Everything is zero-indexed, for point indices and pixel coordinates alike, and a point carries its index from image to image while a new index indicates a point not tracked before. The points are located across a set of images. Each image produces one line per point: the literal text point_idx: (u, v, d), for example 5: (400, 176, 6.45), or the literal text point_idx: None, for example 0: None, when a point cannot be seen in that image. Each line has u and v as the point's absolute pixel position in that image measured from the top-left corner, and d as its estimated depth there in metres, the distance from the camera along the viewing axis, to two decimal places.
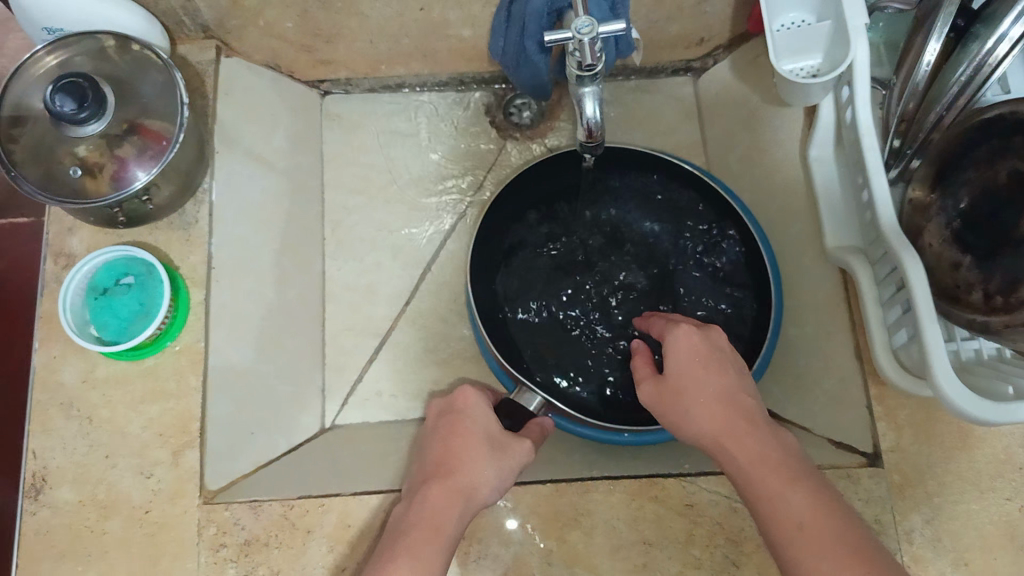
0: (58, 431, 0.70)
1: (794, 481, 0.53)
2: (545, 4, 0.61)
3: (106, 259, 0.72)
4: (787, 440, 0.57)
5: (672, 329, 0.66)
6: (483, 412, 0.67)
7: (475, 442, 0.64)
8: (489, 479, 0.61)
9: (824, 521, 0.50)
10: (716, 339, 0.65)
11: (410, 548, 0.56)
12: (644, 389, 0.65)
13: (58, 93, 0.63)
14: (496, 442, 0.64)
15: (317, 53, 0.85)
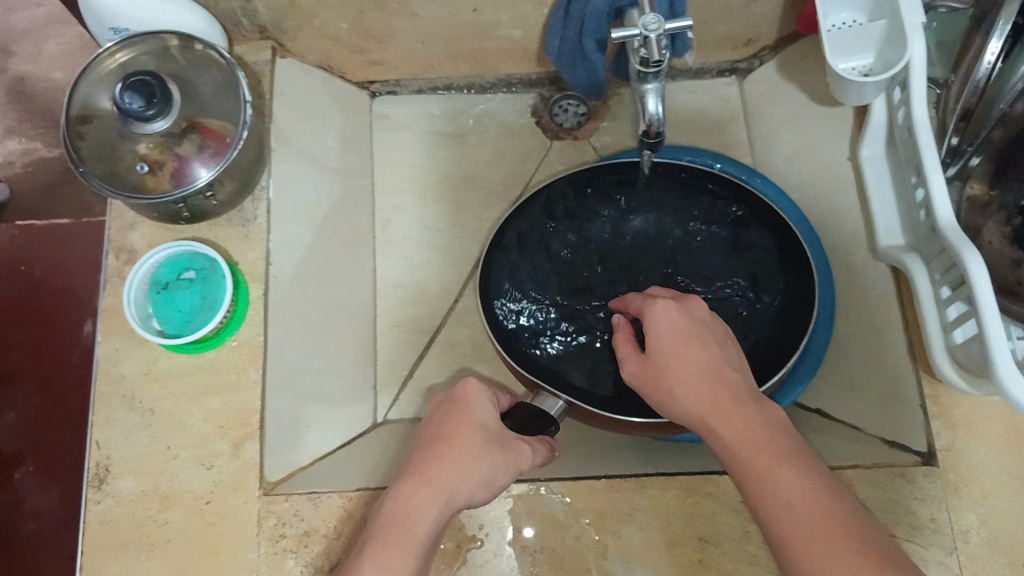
0: (121, 423, 0.71)
1: (784, 459, 0.50)
2: (606, 3, 0.62)
3: (169, 255, 0.74)
4: (777, 415, 0.54)
5: (651, 304, 0.62)
6: (484, 404, 0.61)
7: (471, 435, 0.58)
8: (478, 481, 0.56)
9: (815, 503, 0.47)
10: (695, 311, 0.61)
11: (378, 556, 0.51)
12: (628, 366, 0.62)
13: (127, 91, 0.65)
14: (493, 438, 0.59)
15: (368, 54, 0.86)
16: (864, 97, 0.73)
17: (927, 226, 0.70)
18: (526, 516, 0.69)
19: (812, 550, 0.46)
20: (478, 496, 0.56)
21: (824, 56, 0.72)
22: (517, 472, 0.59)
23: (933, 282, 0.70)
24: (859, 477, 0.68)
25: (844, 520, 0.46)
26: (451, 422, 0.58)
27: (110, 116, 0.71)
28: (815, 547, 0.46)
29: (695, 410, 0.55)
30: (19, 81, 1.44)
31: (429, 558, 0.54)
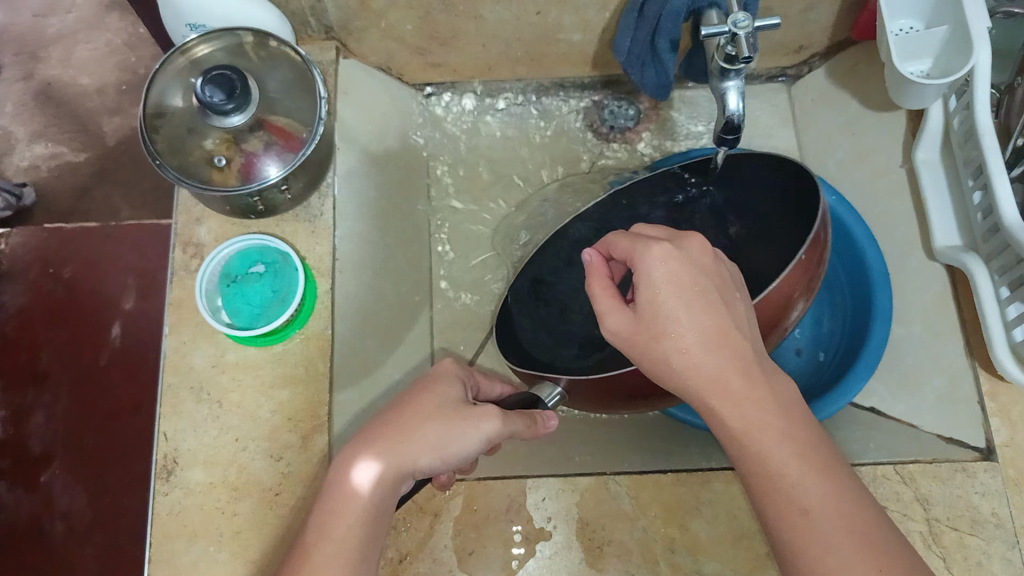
0: (189, 414, 0.71)
1: (803, 457, 0.49)
2: (686, 3, 0.63)
3: (240, 248, 0.75)
4: (785, 391, 0.52)
5: (646, 251, 0.54)
6: (446, 379, 0.61)
7: (420, 408, 0.57)
8: (430, 449, 0.55)
9: (836, 504, 0.48)
10: (697, 256, 0.54)
11: (321, 528, 0.53)
12: (613, 322, 0.55)
13: (208, 85, 0.66)
14: (452, 409, 0.57)
15: (430, 56, 0.88)
16: (924, 102, 0.74)
17: (987, 226, 0.71)
18: (592, 509, 0.69)
19: (824, 558, 0.46)
20: (427, 466, 0.56)
21: (886, 60, 0.74)
22: (486, 440, 0.57)
23: (993, 280, 0.71)
24: (921, 472, 0.69)
25: (862, 524, 0.47)
26: (402, 398, 0.58)
27: (185, 112, 0.72)
28: (824, 556, 0.46)
29: (698, 390, 0.52)
30: (47, 86, 1.45)
31: (384, 524, 0.55)
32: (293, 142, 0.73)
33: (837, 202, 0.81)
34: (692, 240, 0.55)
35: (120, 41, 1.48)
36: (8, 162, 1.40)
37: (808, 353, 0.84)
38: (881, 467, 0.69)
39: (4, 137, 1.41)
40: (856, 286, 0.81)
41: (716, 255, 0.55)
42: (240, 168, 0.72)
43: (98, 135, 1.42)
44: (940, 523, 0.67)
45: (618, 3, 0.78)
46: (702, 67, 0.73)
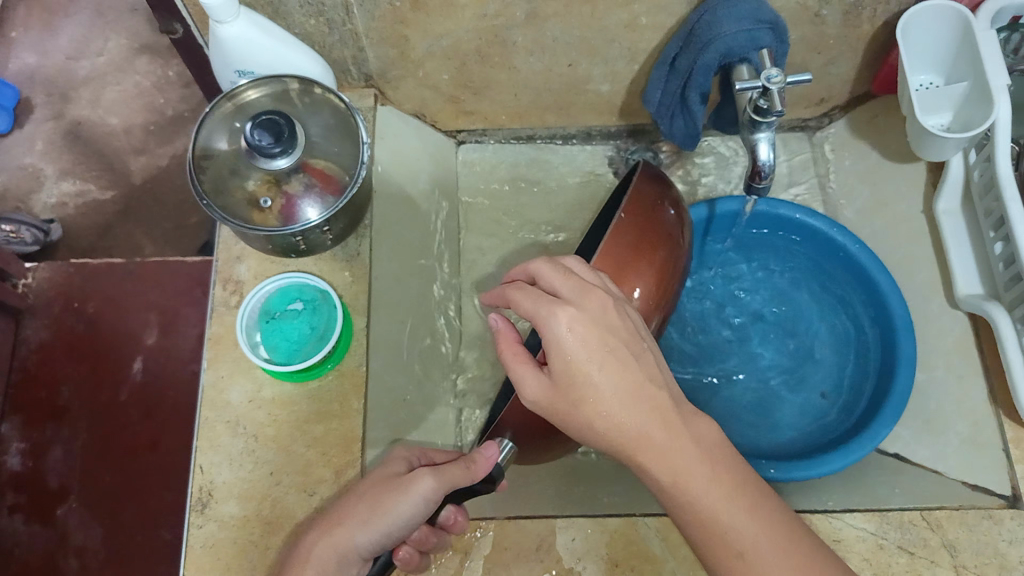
0: (225, 447, 0.73)
1: (732, 497, 0.51)
2: (717, 58, 0.66)
3: (280, 286, 0.77)
4: (705, 429, 0.54)
5: (552, 318, 0.53)
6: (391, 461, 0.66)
7: (358, 492, 0.64)
8: (363, 525, 0.61)
9: (764, 536, 0.50)
10: (601, 313, 0.54)
11: None
12: (527, 387, 0.55)
13: (257, 129, 0.68)
14: (387, 483, 0.64)
15: (462, 104, 0.91)
16: (946, 155, 0.76)
17: (1009, 276, 0.73)
18: (623, 551, 0.70)
19: None
20: (366, 542, 0.61)
21: (908, 112, 0.77)
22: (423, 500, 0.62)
23: (1015, 328, 0.73)
24: (948, 518, 0.69)
25: (793, 545, 0.50)
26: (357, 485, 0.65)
27: (229, 155, 0.75)
28: None
29: (623, 447, 0.53)
30: (77, 125, 1.49)
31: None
32: (333, 185, 0.75)
33: (860, 250, 0.82)
34: (595, 298, 0.54)
35: (149, 83, 1.52)
36: (35, 199, 1.43)
37: (837, 402, 0.83)
38: (907, 512, 0.69)
39: (32, 175, 1.45)
40: (880, 330, 0.82)
41: (620, 306, 0.55)
42: (281, 209, 0.74)
43: (124, 174, 1.45)
44: (967, 569, 0.67)
45: (647, 56, 0.81)
46: (730, 119, 0.75)
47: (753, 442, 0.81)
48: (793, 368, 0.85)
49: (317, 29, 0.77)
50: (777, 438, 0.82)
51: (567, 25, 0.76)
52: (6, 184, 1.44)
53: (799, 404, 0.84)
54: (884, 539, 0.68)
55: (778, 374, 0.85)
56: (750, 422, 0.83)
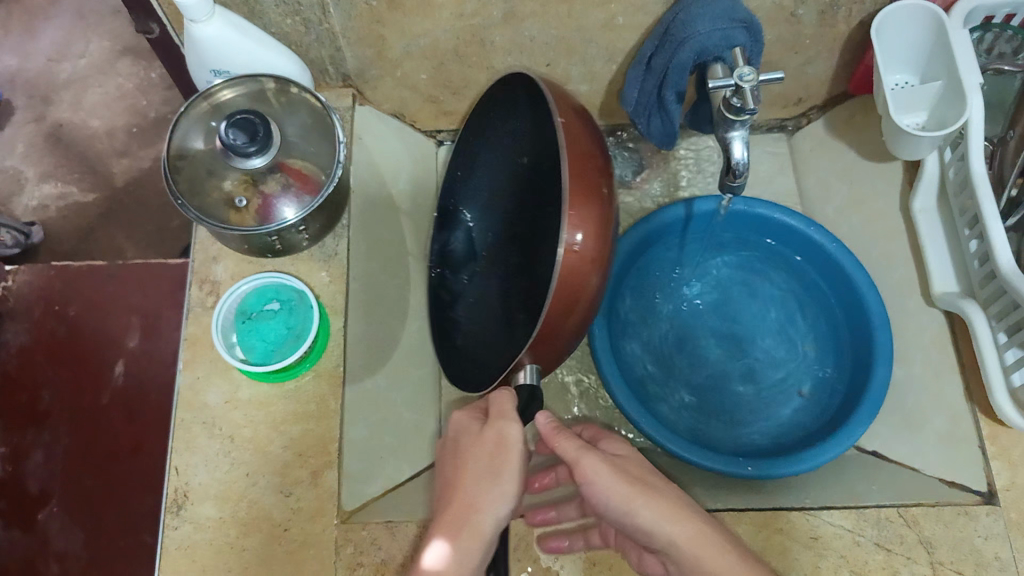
0: (202, 449, 0.72)
1: None
2: (692, 57, 0.66)
3: (256, 286, 0.76)
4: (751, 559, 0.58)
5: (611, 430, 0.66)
6: (465, 430, 0.64)
7: (460, 465, 0.61)
8: (493, 500, 0.58)
9: None
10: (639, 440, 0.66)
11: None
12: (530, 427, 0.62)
13: (232, 129, 0.68)
14: (487, 447, 0.61)
15: (442, 104, 0.91)
16: (921, 154, 0.77)
17: (984, 273, 0.73)
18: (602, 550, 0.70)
19: None
20: (496, 513, 0.58)
21: (884, 112, 0.77)
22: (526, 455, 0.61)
23: (990, 326, 0.73)
24: (924, 516, 0.69)
25: None
26: (454, 464, 0.62)
27: (206, 155, 0.75)
28: None
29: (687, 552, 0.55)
30: (58, 128, 1.48)
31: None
32: (310, 184, 0.75)
33: (836, 248, 0.82)
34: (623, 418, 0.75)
35: (131, 86, 1.52)
36: (15, 202, 1.42)
37: (814, 398, 0.83)
38: (884, 509, 0.69)
39: (13, 178, 1.44)
40: (857, 330, 0.82)
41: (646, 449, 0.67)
42: (258, 210, 0.74)
43: (107, 176, 1.44)
44: (944, 566, 0.67)
45: (625, 55, 0.81)
46: (706, 118, 0.76)
47: (736, 444, 0.81)
48: (765, 369, 0.85)
49: (294, 29, 0.77)
50: (760, 438, 0.82)
51: (544, 25, 0.77)
52: None
53: (779, 402, 0.84)
54: (860, 536, 0.68)
55: (755, 372, 0.85)
56: (733, 424, 0.83)
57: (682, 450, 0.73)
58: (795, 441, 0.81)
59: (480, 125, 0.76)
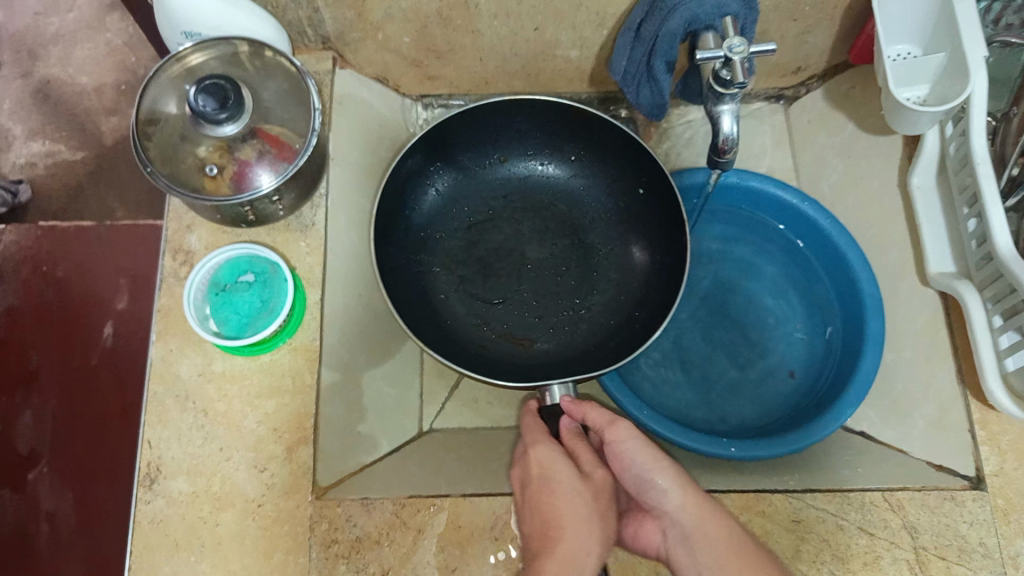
0: (174, 422, 0.71)
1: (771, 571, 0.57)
2: (682, 25, 0.63)
3: (229, 257, 0.74)
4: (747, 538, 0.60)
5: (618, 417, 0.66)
6: (551, 470, 0.63)
7: (549, 507, 0.60)
8: (594, 549, 0.58)
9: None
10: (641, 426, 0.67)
11: None
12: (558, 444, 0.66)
13: (201, 94, 0.65)
14: (578, 497, 0.61)
15: (426, 68, 0.88)
16: (921, 129, 0.74)
17: (981, 254, 0.71)
18: None
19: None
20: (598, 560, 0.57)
21: (883, 84, 0.74)
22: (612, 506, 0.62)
23: (986, 309, 0.71)
24: (909, 500, 0.67)
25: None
26: (542, 506, 0.60)
27: (177, 120, 0.72)
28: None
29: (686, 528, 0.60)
30: (46, 84, 1.41)
31: None
32: (286, 151, 0.72)
33: (831, 225, 0.79)
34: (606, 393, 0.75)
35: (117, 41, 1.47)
36: None
37: (801, 383, 0.81)
38: (869, 493, 0.68)
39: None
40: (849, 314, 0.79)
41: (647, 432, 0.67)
42: (232, 177, 0.71)
43: (95, 135, 1.37)
44: (927, 552, 0.66)
45: (615, 21, 0.78)
46: (698, 89, 0.72)
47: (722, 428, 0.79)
48: (755, 347, 0.84)
49: None
50: (747, 423, 0.80)
51: None
52: None
53: (768, 388, 0.82)
54: (844, 520, 0.67)
55: (751, 356, 0.83)
56: (722, 408, 0.81)
57: (669, 433, 0.71)
58: (780, 421, 0.79)
59: (514, 133, 0.80)
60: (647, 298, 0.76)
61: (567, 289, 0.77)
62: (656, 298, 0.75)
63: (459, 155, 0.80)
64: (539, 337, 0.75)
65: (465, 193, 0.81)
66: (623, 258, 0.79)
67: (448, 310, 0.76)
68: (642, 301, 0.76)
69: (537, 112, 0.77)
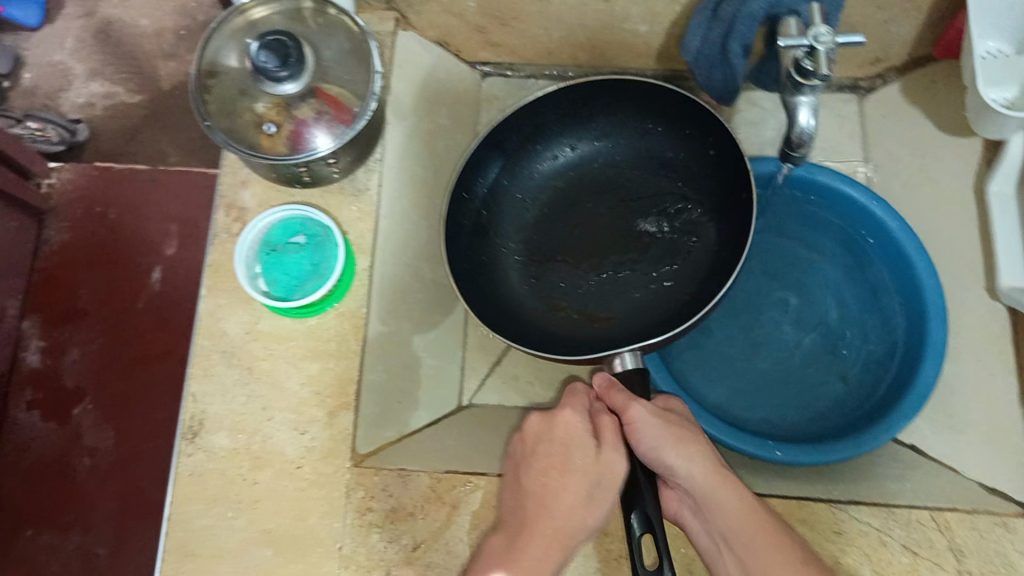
0: (219, 377, 0.71)
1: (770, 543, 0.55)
2: (763, 8, 0.60)
3: (282, 218, 0.74)
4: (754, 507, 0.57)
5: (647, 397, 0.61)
6: (567, 437, 0.59)
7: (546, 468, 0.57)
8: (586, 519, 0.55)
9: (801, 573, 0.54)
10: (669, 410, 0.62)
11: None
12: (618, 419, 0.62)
13: (263, 50, 0.64)
14: (588, 463, 0.57)
15: (489, 35, 0.86)
16: (1005, 132, 0.70)
17: None
18: (615, 519, 0.68)
19: None
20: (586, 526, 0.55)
21: (969, 83, 0.70)
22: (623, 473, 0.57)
23: None
24: (958, 522, 0.65)
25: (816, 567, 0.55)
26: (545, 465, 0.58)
27: (237, 74, 0.72)
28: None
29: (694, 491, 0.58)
30: (109, 24, 1.38)
31: None
32: (344, 113, 0.71)
33: (899, 228, 0.76)
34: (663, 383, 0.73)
35: None
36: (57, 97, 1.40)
37: (880, 375, 0.78)
38: (917, 511, 0.66)
39: (60, 73, 1.36)
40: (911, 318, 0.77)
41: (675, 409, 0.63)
42: (289, 135, 0.70)
43: (152, 80, 1.34)
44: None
45: None
46: (774, 75, 0.69)
47: (789, 429, 0.78)
48: (826, 345, 0.81)
49: None
50: (814, 423, 0.78)
51: None
52: (35, 81, 1.36)
53: (839, 386, 0.79)
54: (889, 537, 0.65)
55: (821, 355, 0.81)
56: (790, 409, 0.79)
57: (716, 433, 0.70)
58: (837, 424, 0.77)
59: (583, 111, 0.79)
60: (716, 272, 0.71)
61: (648, 263, 0.75)
62: (722, 269, 0.71)
63: (528, 134, 0.79)
64: (616, 317, 0.73)
65: (537, 175, 0.80)
66: (698, 227, 0.75)
67: (516, 294, 0.75)
68: (711, 272, 0.72)
69: (595, 85, 0.75)
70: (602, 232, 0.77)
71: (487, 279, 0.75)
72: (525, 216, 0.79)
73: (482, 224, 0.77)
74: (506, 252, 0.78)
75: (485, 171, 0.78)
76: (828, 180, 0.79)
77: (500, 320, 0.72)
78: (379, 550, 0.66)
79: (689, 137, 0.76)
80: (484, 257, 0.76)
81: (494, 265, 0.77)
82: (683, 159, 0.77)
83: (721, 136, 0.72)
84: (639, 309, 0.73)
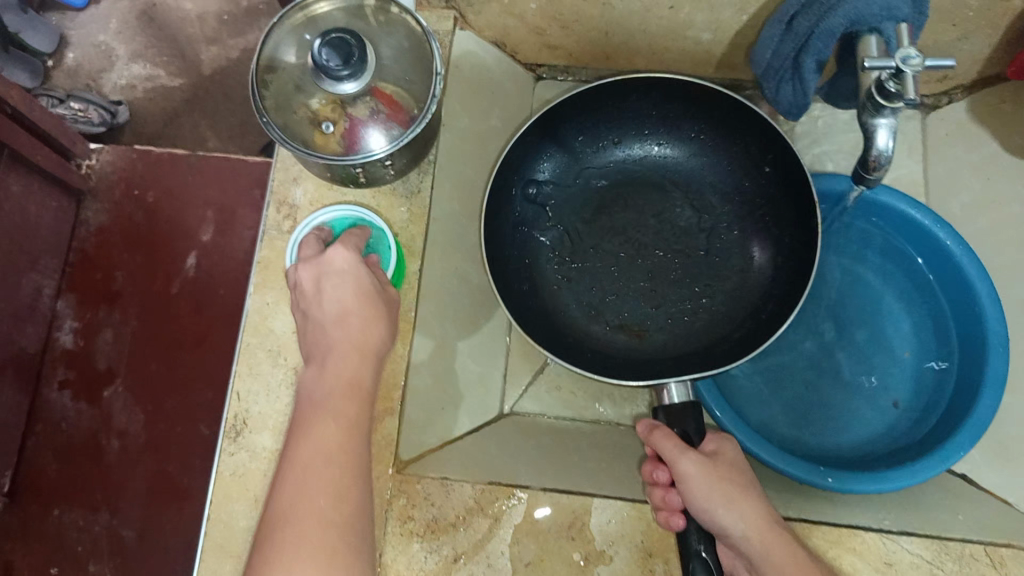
0: (264, 376, 0.71)
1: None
2: (843, 24, 0.58)
3: (330, 220, 0.72)
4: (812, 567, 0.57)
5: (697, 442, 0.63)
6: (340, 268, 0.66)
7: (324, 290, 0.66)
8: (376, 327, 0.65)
9: None
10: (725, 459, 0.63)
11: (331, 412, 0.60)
12: (685, 466, 0.60)
13: (325, 48, 0.63)
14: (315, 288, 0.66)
15: (547, 37, 0.84)
16: None
17: None
18: (661, 541, 0.66)
19: None
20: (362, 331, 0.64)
21: None
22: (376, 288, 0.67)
23: None
24: (1012, 558, 0.65)
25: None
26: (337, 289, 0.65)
27: (295, 70, 0.71)
28: None
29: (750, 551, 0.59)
30: (152, 6, 1.38)
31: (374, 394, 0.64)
32: (401, 115, 0.70)
33: (964, 254, 0.73)
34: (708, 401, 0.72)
35: None
36: None
37: (926, 401, 0.77)
38: (970, 545, 0.65)
39: (104, 54, 1.36)
40: (965, 342, 0.75)
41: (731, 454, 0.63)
42: (343, 134, 0.69)
43: (193, 63, 1.35)
44: None
45: (758, 7, 0.73)
46: (846, 94, 0.67)
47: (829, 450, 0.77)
48: (872, 366, 0.80)
49: None
50: (855, 445, 0.77)
51: None
52: (79, 60, 1.36)
53: (881, 408, 0.78)
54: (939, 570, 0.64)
55: (865, 375, 0.80)
56: (828, 429, 0.78)
57: (770, 458, 0.68)
58: (880, 450, 0.76)
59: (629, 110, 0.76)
60: (774, 284, 0.71)
61: (690, 275, 0.74)
62: (776, 293, 0.71)
63: (570, 132, 0.77)
64: (655, 329, 0.73)
65: (577, 173, 0.78)
66: (742, 242, 0.74)
67: (554, 299, 0.75)
68: (761, 298, 0.72)
69: (647, 85, 0.72)
70: (643, 240, 0.75)
71: (524, 284, 0.74)
72: (563, 215, 0.77)
73: (520, 223, 0.76)
74: (544, 253, 0.76)
75: (526, 170, 0.76)
76: (884, 198, 0.76)
77: (542, 330, 0.71)
78: (420, 559, 0.66)
79: (740, 144, 0.75)
80: (522, 260, 0.75)
81: (531, 266, 0.75)
82: (732, 169, 0.76)
83: (776, 150, 0.71)
84: (680, 325, 0.73)
